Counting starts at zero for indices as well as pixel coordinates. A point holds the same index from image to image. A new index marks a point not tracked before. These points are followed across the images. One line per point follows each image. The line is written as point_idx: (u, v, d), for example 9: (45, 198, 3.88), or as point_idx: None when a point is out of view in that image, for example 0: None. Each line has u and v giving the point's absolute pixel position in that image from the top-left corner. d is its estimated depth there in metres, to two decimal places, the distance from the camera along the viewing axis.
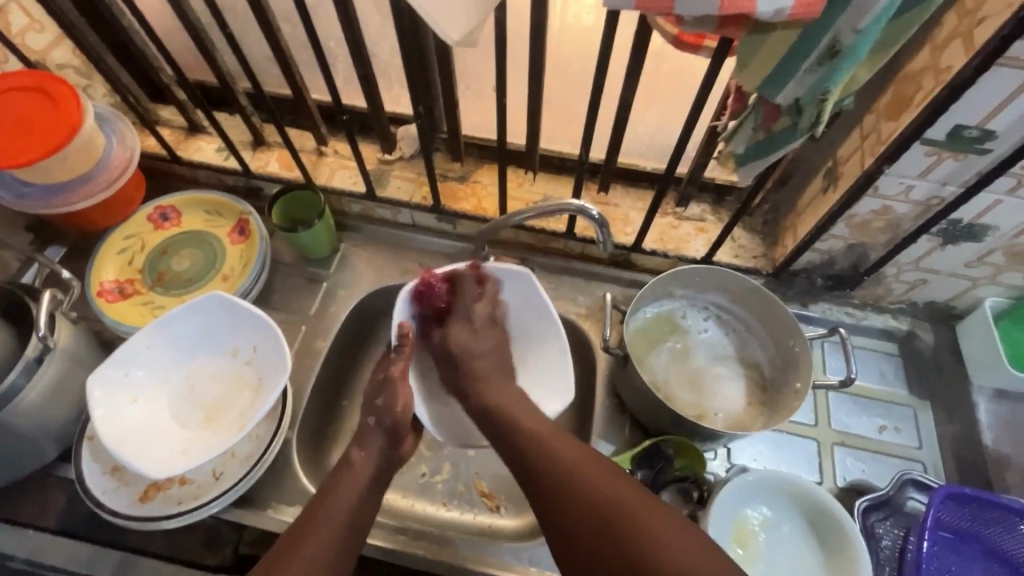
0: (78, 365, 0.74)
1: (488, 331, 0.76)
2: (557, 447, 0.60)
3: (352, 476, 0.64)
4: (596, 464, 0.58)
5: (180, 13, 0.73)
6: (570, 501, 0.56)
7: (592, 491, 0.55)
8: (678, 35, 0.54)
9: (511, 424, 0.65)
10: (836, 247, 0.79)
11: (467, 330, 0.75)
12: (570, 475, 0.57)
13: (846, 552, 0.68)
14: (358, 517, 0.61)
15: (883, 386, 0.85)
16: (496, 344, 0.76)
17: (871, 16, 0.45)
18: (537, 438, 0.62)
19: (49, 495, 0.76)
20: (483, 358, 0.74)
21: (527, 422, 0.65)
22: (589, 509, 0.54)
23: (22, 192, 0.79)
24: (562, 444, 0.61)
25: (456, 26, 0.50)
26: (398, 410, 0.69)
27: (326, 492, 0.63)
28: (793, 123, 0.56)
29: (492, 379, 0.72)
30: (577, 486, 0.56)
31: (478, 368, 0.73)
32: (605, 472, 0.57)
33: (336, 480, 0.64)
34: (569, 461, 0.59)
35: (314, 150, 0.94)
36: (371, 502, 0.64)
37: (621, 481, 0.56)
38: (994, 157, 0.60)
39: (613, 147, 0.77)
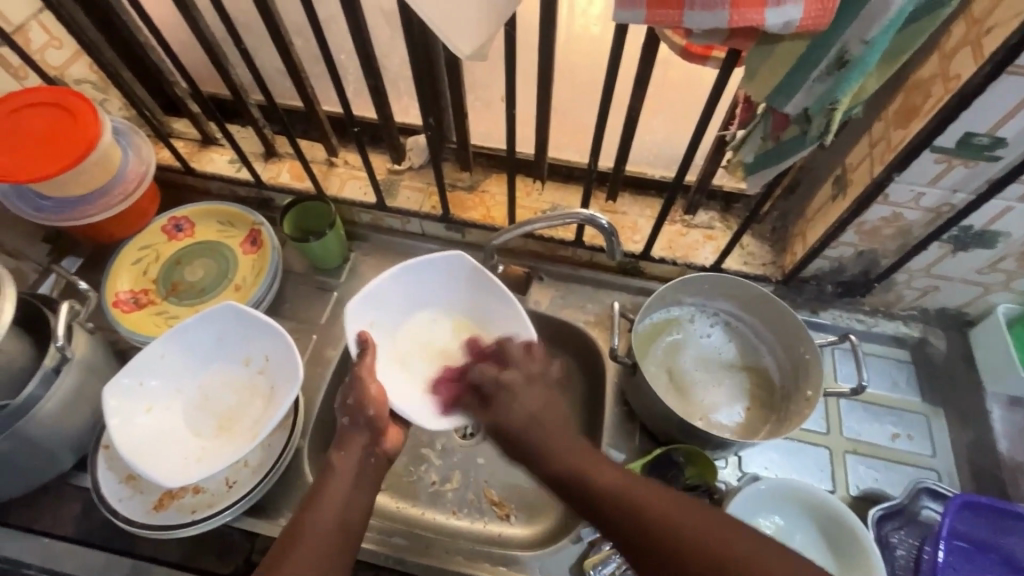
0: (95, 375, 0.75)
1: (524, 387, 0.67)
2: (594, 471, 0.59)
3: (334, 480, 0.63)
4: (654, 489, 0.56)
5: (195, 28, 0.75)
6: (632, 537, 0.54)
7: (646, 519, 0.54)
8: (686, 47, 0.55)
9: (553, 466, 0.61)
10: (846, 254, 0.79)
11: (509, 390, 0.67)
12: (638, 507, 0.55)
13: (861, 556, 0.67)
14: (347, 523, 0.61)
15: (895, 393, 0.84)
16: (543, 397, 0.66)
17: (879, 27, 0.45)
18: (576, 470, 0.60)
19: (64, 504, 0.77)
20: (536, 418, 0.65)
21: (597, 476, 0.58)
22: (669, 540, 0.52)
23: (40, 205, 0.80)
24: (610, 472, 0.58)
25: (467, 40, 0.51)
26: (371, 412, 0.67)
27: (316, 495, 0.62)
28: (802, 132, 0.56)
29: (547, 441, 0.63)
30: (632, 519, 0.55)
31: (536, 433, 0.63)
32: (652, 495, 0.56)
33: (320, 486, 0.63)
34: (616, 491, 0.57)
35: (324, 160, 0.95)
36: (359, 512, 0.62)
37: (660, 495, 0.55)
38: (1005, 164, 0.60)
39: (621, 156, 0.77)
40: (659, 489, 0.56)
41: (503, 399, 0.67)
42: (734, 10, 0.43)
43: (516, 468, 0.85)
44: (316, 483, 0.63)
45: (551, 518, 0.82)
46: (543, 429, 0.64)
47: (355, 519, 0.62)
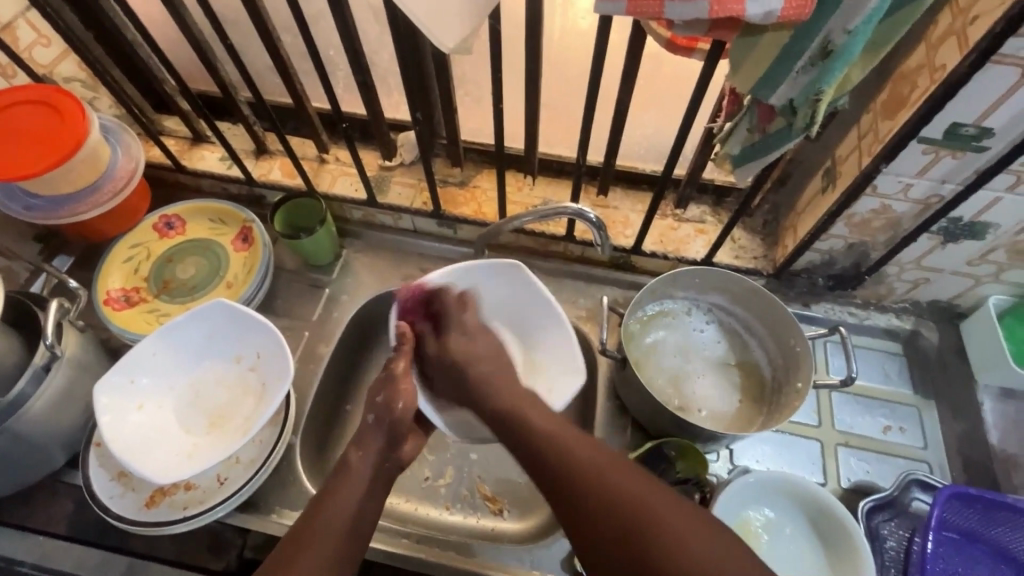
0: (86, 373, 0.75)
1: (477, 333, 0.75)
2: (531, 413, 0.62)
3: (350, 481, 0.63)
4: (620, 469, 0.54)
5: (182, 25, 0.74)
6: (548, 465, 0.57)
7: (563, 453, 0.57)
8: (670, 39, 0.55)
9: (488, 402, 0.67)
10: (836, 246, 0.79)
11: (464, 330, 0.75)
12: (603, 491, 0.53)
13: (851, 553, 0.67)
14: (359, 525, 0.60)
15: (887, 386, 0.84)
16: (490, 344, 0.73)
17: (861, 17, 0.45)
18: (513, 408, 0.64)
19: (57, 502, 0.77)
20: (482, 361, 0.71)
21: (529, 417, 0.62)
22: (628, 521, 0.51)
23: (30, 204, 0.80)
24: (575, 442, 0.58)
25: (450, 35, 0.50)
26: (398, 408, 0.69)
27: (329, 493, 0.62)
28: (788, 123, 0.56)
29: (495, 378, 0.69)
30: (551, 448, 0.58)
31: (484, 369, 0.70)
32: (576, 437, 0.58)
33: (337, 486, 0.63)
34: (545, 426, 0.60)
35: (315, 157, 0.95)
36: (370, 512, 0.62)
37: (629, 478, 0.53)
38: (992, 154, 0.60)
39: (611, 149, 0.77)
40: (586, 437, 0.59)
41: (460, 340, 0.74)
42: (715, 1, 0.42)
43: (509, 463, 0.85)
44: (332, 482, 0.63)
45: (544, 512, 0.82)
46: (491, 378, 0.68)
47: (366, 519, 0.61)
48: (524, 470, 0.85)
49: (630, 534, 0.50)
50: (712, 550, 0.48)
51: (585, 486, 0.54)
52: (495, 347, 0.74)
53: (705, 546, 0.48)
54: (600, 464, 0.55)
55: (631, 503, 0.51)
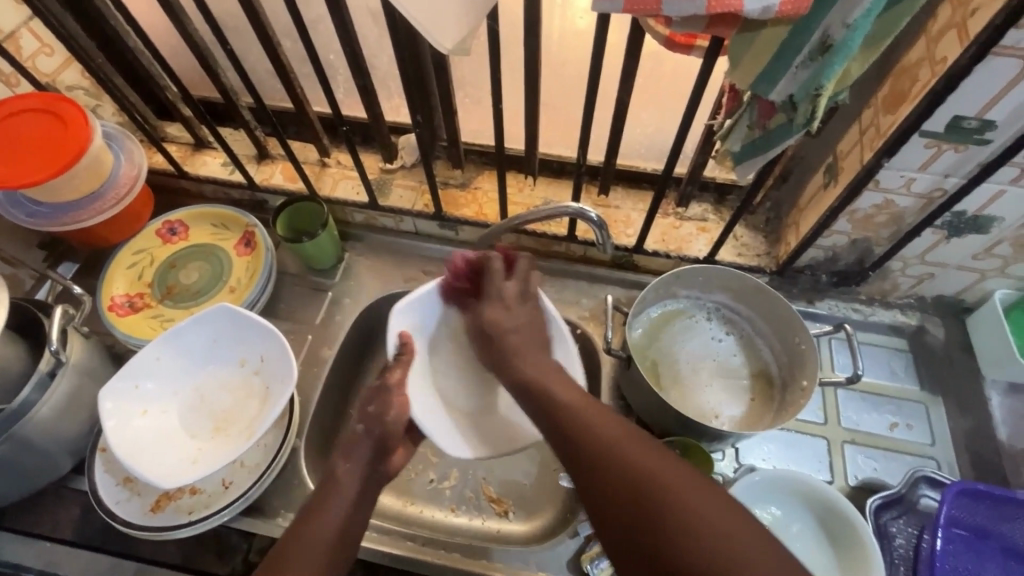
0: (91, 379, 0.76)
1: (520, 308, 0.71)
2: (527, 361, 0.65)
3: (336, 489, 0.62)
4: (626, 434, 0.53)
5: (183, 31, 0.75)
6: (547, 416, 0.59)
7: (560, 405, 0.58)
8: (669, 37, 0.55)
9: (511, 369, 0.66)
10: (839, 242, 0.79)
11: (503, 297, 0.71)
12: (603, 444, 0.53)
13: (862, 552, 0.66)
14: (345, 535, 0.59)
15: (893, 382, 0.84)
16: (531, 316, 0.71)
17: (860, 11, 0.45)
18: (512, 348, 0.67)
19: (64, 507, 0.78)
20: (517, 332, 0.68)
21: (529, 364, 0.65)
22: (622, 474, 0.50)
23: (35, 211, 0.81)
24: (587, 406, 0.58)
25: (448, 35, 0.51)
26: (390, 418, 0.67)
27: (319, 504, 0.61)
28: (788, 119, 0.56)
29: (524, 351, 0.66)
30: (549, 402, 0.59)
31: (516, 338, 0.68)
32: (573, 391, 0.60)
33: (324, 498, 0.61)
34: (544, 379, 0.62)
35: (316, 161, 0.96)
36: (357, 524, 0.61)
37: (633, 440, 0.53)
38: (996, 147, 0.59)
39: (612, 149, 0.77)
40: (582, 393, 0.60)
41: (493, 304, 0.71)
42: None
43: (514, 465, 0.85)
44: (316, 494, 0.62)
45: (549, 513, 0.82)
46: (518, 340, 0.67)
47: (353, 530, 0.61)
48: (529, 472, 0.85)
49: (621, 487, 0.50)
50: (703, 500, 0.47)
51: (580, 437, 0.55)
52: (540, 322, 0.71)
53: (697, 505, 0.47)
54: (606, 424, 0.55)
55: (623, 458, 0.51)
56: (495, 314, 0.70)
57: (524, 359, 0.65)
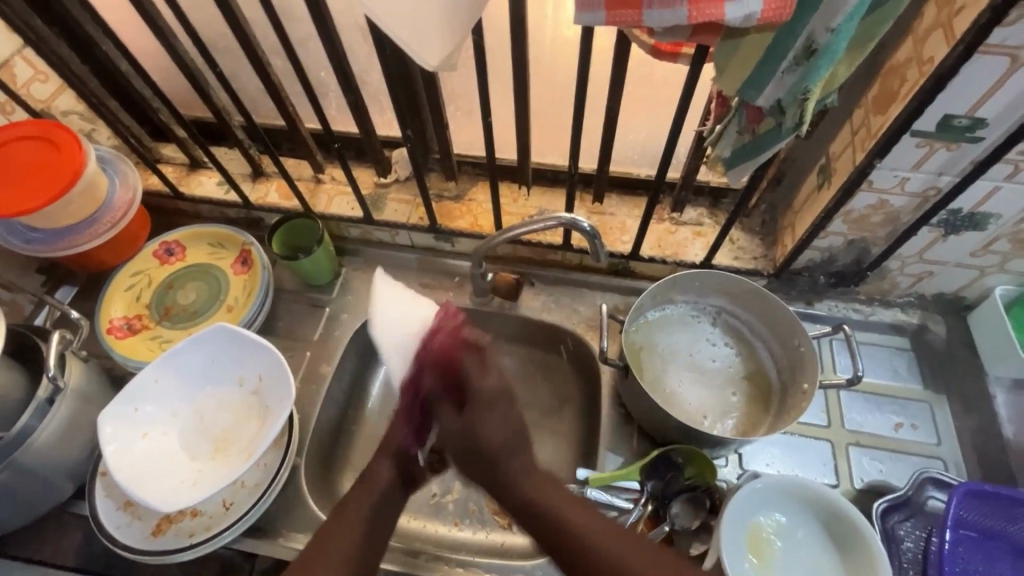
0: (90, 403, 0.76)
1: (508, 410, 0.69)
2: (520, 471, 0.66)
3: (365, 492, 0.69)
4: (595, 524, 0.60)
5: (174, 54, 0.75)
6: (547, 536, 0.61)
7: (562, 519, 0.61)
8: (655, 45, 0.55)
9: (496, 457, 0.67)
10: (836, 243, 0.78)
11: (479, 371, 0.69)
12: (579, 540, 0.59)
13: (868, 563, 0.65)
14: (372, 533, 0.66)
15: (896, 382, 0.83)
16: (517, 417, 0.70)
17: (843, 15, 0.45)
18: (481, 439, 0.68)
19: (67, 533, 0.77)
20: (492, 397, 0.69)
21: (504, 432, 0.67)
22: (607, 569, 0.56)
23: (30, 237, 0.81)
24: (546, 495, 0.63)
25: (433, 52, 0.51)
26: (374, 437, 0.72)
27: (349, 498, 0.68)
28: (777, 124, 0.56)
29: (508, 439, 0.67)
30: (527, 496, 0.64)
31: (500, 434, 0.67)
32: (572, 503, 0.62)
33: (355, 490, 0.69)
34: (541, 499, 0.63)
35: (311, 177, 0.96)
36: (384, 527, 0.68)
37: (602, 531, 0.59)
38: (988, 144, 0.59)
39: (604, 157, 0.77)
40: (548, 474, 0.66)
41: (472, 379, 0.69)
42: (692, 6, 0.42)
43: None
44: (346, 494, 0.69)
45: None
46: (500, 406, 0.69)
47: (380, 525, 0.68)
48: None
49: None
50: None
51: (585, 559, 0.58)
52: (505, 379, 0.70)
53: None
54: (570, 518, 0.60)
55: (601, 555, 0.57)
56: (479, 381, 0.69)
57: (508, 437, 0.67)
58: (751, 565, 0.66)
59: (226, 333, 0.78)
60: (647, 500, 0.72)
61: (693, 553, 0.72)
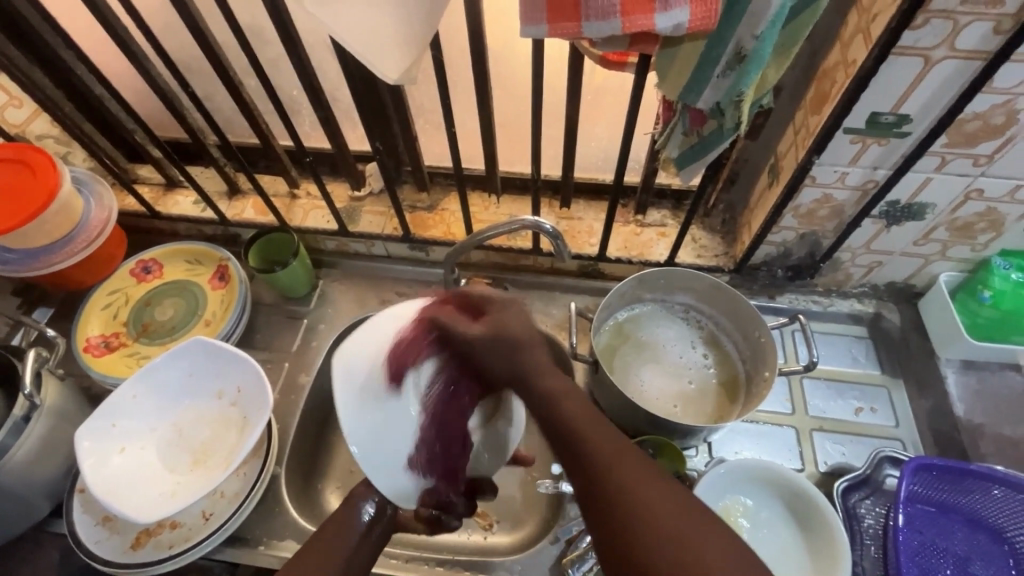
0: (67, 420, 0.76)
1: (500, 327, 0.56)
2: (535, 381, 0.54)
3: (347, 518, 0.63)
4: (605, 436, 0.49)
5: (147, 75, 0.78)
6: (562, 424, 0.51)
7: (558, 417, 0.52)
8: (603, 56, 0.59)
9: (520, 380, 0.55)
10: (789, 237, 0.82)
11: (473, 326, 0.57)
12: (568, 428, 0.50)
13: (829, 551, 0.67)
14: (350, 563, 0.60)
15: (855, 368, 0.86)
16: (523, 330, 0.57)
17: (765, 22, 0.49)
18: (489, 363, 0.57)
19: (43, 552, 0.77)
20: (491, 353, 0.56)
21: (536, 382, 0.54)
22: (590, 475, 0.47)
23: (7, 258, 0.82)
24: (564, 394, 0.53)
25: (392, 68, 0.54)
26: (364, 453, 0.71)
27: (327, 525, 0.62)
28: (719, 125, 0.60)
29: (529, 372, 0.55)
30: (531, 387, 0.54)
31: (502, 369, 0.56)
32: (577, 400, 0.53)
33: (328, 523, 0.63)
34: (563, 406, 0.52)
35: (286, 193, 0.99)
36: (363, 557, 0.61)
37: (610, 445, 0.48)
38: (914, 138, 0.64)
39: (567, 163, 0.81)
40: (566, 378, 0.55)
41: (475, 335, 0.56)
42: (625, 17, 0.46)
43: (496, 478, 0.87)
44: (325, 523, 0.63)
45: (532, 523, 0.83)
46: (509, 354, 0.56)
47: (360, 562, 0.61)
48: (512, 483, 0.87)
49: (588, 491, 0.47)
50: (655, 500, 0.44)
51: (570, 446, 0.50)
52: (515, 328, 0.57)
53: (648, 497, 0.44)
54: (584, 424, 0.50)
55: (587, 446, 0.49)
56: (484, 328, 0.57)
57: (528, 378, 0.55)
58: None
59: (204, 345, 0.80)
60: None
61: None
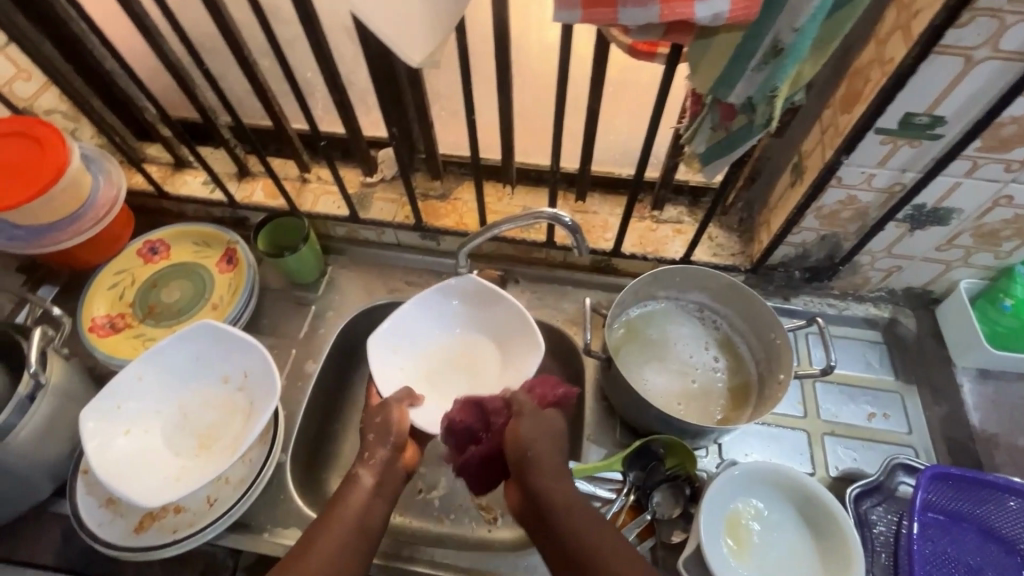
0: (72, 400, 0.75)
1: (549, 423, 0.68)
2: (553, 485, 0.62)
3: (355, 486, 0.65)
4: (612, 546, 0.56)
5: (159, 51, 0.76)
6: (576, 549, 0.57)
7: (566, 529, 0.59)
8: (631, 45, 0.58)
9: (536, 491, 0.62)
10: (809, 239, 0.81)
11: (538, 418, 0.68)
12: (574, 536, 0.58)
13: (842, 549, 0.66)
14: (365, 530, 0.62)
15: (868, 373, 0.85)
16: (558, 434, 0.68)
17: (806, 15, 0.47)
18: (527, 464, 0.64)
19: (45, 532, 0.76)
20: (539, 449, 0.65)
21: (552, 488, 0.62)
22: None
23: (12, 234, 0.80)
24: (570, 509, 0.60)
25: (417, 49, 0.52)
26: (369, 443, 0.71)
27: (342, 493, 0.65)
28: (749, 121, 0.58)
29: (558, 479, 0.63)
30: (541, 502, 0.61)
31: (543, 464, 0.64)
32: (581, 513, 0.60)
33: (342, 492, 0.65)
34: (581, 529, 0.58)
35: (297, 177, 0.97)
36: (375, 521, 0.64)
37: (618, 554, 0.55)
38: (947, 141, 0.62)
39: (586, 155, 0.80)
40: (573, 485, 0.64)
41: (532, 426, 0.67)
42: (664, 5, 0.45)
43: None
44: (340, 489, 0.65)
45: None
46: (540, 462, 0.64)
47: (371, 525, 0.63)
48: None
49: None
50: None
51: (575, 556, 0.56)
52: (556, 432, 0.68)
53: None
54: (589, 535, 0.57)
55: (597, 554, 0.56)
56: (537, 423, 0.67)
57: (551, 482, 0.63)
58: (728, 547, 0.68)
59: (212, 327, 0.78)
60: (628, 490, 0.75)
61: (674, 541, 0.73)
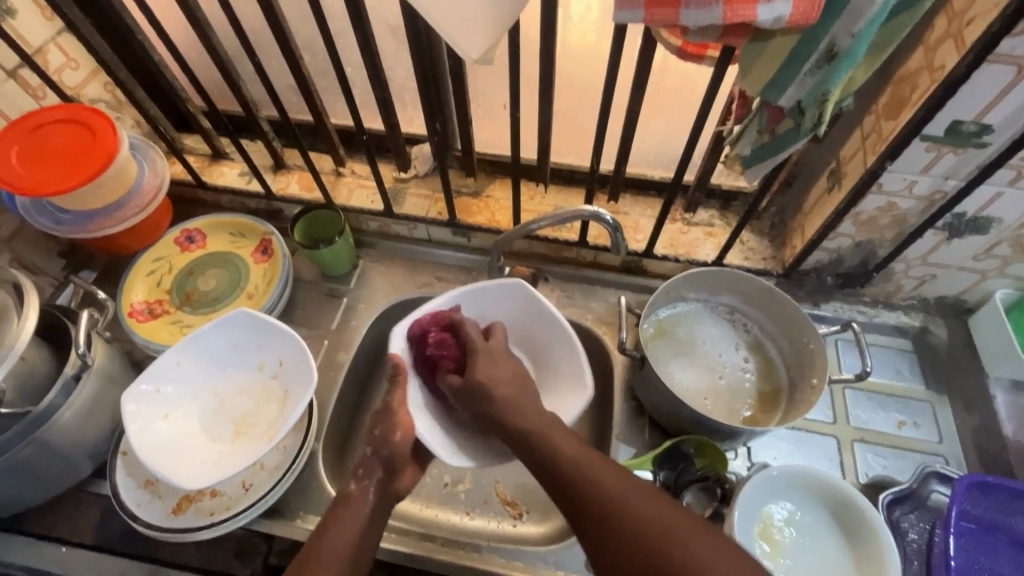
0: (113, 382, 0.77)
1: (500, 359, 0.71)
2: (516, 415, 0.64)
3: (351, 507, 0.64)
4: (590, 457, 0.58)
5: (209, 44, 0.77)
6: (555, 470, 0.58)
7: (546, 447, 0.60)
8: (681, 46, 0.60)
9: (507, 423, 0.64)
10: (844, 244, 0.81)
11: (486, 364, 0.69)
12: (549, 450, 0.59)
13: (870, 557, 0.67)
14: (357, 558, 0.61)
15: (899, 382, 0.85)
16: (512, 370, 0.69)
17: (865, 20, 0.47)
18: (495, 404, 0.65)
19: (83, 511, 0.78)
20: (500, 386, 0.67)
21: (525, 419, 0.63)
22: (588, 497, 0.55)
23: (59, 219, 0.82)
24: (542, 427, 0.62)
25: (474, 46, 0.53)
26: (396, 439, 0.68)
27: (336, 511, 0.64)
28: (796, 124, 0.58)
29: (519, 401, 0.65)
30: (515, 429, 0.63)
31: (500, 402, 0.65)
32: (552, 430, 0.62)
33: (333, 513, 0.64)
34: (557, 448, 0.59)
35: (332, 171, 0.98)
36: (371, 541, 0.63)
37: (595, 465, 0.57)
38: (993, 150, 0.62)
39: (622, 156, 0.80)
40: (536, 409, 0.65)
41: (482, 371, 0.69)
42: (727, 7, 0.45)
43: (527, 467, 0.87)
44: (335, 505, 0.65)
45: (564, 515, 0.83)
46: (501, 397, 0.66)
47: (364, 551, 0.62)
48: None
49: (589, 508, 0.54)
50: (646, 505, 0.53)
51: (554, 474, 0.58)
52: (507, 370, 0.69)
53: (636, 498, 0.53)
54: (570, 448, 0.59)
55: (577, 469, 0.57)
56: (486, 366, 0.69)
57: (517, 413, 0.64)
58: (763, 553, 0.68)
59: (249, 317, 0.79)
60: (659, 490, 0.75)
61: None
